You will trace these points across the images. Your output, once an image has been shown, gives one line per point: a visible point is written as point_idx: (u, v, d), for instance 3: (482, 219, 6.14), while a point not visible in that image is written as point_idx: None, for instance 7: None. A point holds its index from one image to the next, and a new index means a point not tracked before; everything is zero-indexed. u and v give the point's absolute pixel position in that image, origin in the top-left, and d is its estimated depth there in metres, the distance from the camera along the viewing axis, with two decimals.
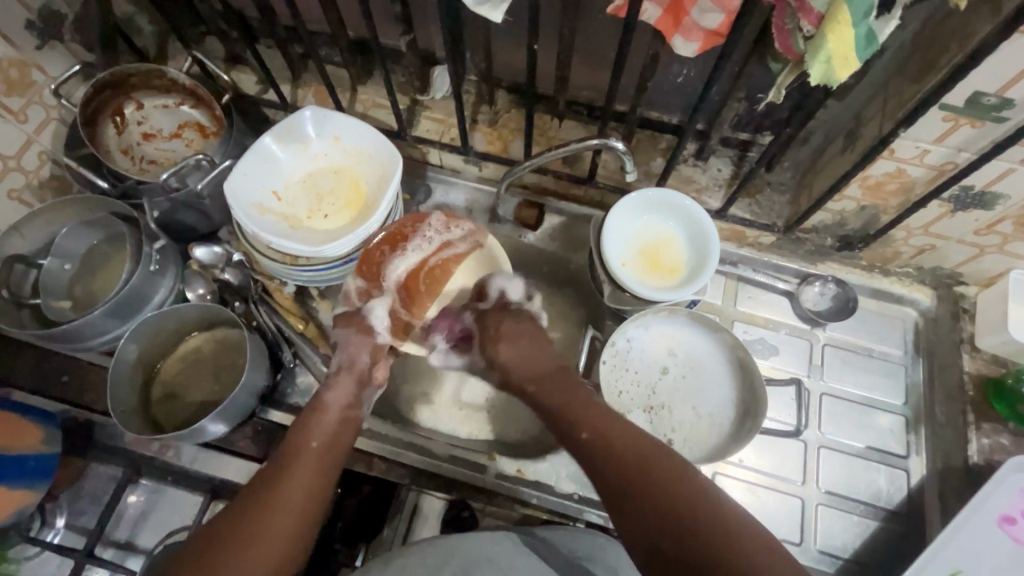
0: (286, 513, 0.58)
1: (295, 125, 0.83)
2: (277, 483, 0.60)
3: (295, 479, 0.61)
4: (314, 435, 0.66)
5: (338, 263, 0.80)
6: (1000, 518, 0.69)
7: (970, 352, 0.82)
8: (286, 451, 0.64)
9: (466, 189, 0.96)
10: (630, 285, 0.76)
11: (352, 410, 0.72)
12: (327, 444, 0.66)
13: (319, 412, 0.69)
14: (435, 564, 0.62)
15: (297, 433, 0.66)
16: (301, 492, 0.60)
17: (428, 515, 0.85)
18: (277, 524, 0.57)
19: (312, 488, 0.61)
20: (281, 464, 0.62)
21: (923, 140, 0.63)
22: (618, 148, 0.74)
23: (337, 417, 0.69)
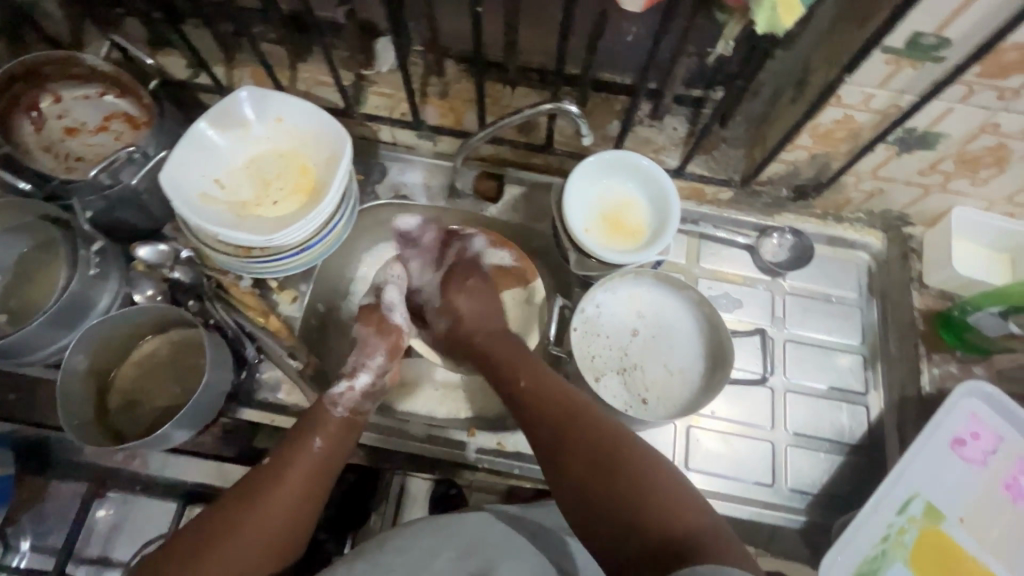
0: (271, 515, 0.62)
1: (233, 108, 0.78)
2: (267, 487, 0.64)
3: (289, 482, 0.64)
4: (315, 433, 0.69)
5: (294, 251, 0.79)
6: (951, 441, 0.74)
7: (919, 289, 0.87)
8: (285, 447, 0.68)
9: (422, 166, 0.94)
10: (593, 250, 0.75)
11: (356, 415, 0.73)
12: (329, 442, 0.69)
13: (326, 413, 0.71)
14: (432, 548, 0.62)
15: (301, 432, 0.69)
16: (299, 489, 0.65)
17: (416, 497, 0.81)
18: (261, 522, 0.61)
19: (301, 495, 0.65)
20: (278, 468, 0.65)
21: (867, 84, 0.64)
22: (572, 111, 0.73)
23: (341, 421, 0.71)
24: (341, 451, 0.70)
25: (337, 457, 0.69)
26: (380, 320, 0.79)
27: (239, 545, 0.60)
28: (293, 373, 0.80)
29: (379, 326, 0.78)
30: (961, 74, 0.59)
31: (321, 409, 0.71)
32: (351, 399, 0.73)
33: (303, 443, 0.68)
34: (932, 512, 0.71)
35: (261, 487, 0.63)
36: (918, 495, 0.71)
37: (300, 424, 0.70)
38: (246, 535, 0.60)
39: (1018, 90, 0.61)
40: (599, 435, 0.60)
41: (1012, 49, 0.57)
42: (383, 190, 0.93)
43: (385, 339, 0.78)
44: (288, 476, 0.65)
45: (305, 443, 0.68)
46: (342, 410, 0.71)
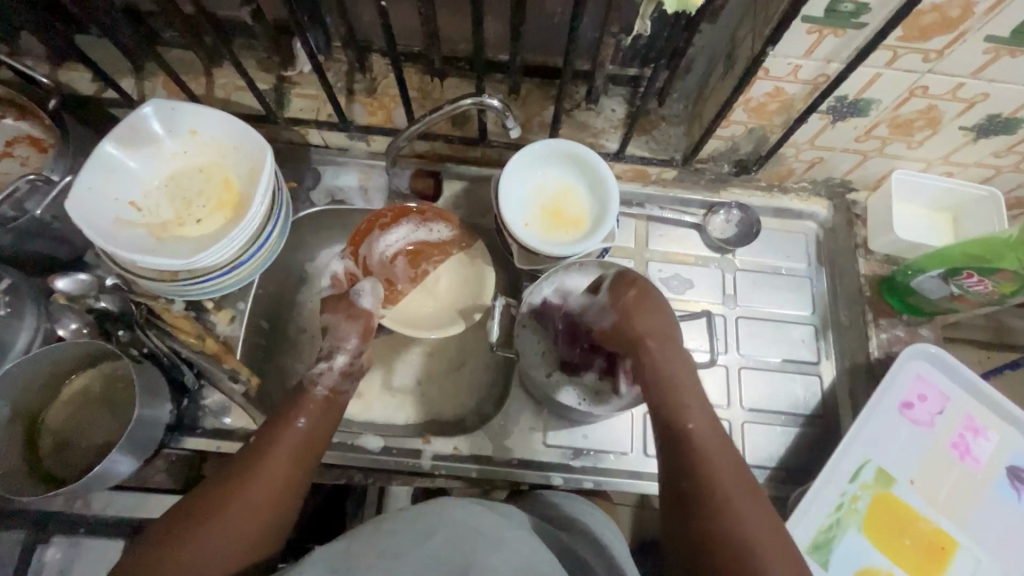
0: (257, 495, 0.59)
1: (140, 123, 0.73)
2: (250, 473, 0.60)
3: (272, 460, 0.62)
4: (299, 414, 0.66)
5: (224, 270, 0.75)
6: (899, 405, 0.74)
7: (864, 255, 0.87)
8: (268, 430, 0.65)
9: (357, 168, 0.90)
10: (534, 245, 0.73)
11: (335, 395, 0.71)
12: (314, 422, 0.67)
13: (308, 395, 0.69)
14: (417, 536, 0.53)
15: (282, 417, 0.66)
16: (283, 468, 0.62)
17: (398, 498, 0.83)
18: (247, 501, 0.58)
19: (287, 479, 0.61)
20: (260, 447, 0.63)
21: (793, 55, 0.63)
22: (493, 105, 0.70)
23: (322, 401, 0.69)
24: (324, 432, 0.67)
25: (320, 437, 0.66)
26: (350, 305, 0.77)
27: (229, 526, 0.56)
28: (238, 397, 0.77)
29: (346, 311, 0.76)
30: (883, 40, 0.58)
31: (303, 393, 0.68)
32: (331, 380, 0.71)
33: (285, 426, 0.65)
34: (883, 477, 0.72)
35: (242, 470, 0.60)
36: (870, 462, 0.72)
37: (282, 407, 0.67)
38: (235, 515, 0.57)
39: (941, 52, 0.60)
40: (740, 522, 0.53)
41: (930, 10, 0.55)
42: (318, 196, 0.90)
43: (357, 323, 0.76)
44: (270, 457, 0.62)
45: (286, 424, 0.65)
46: (321, 389, 0.70)
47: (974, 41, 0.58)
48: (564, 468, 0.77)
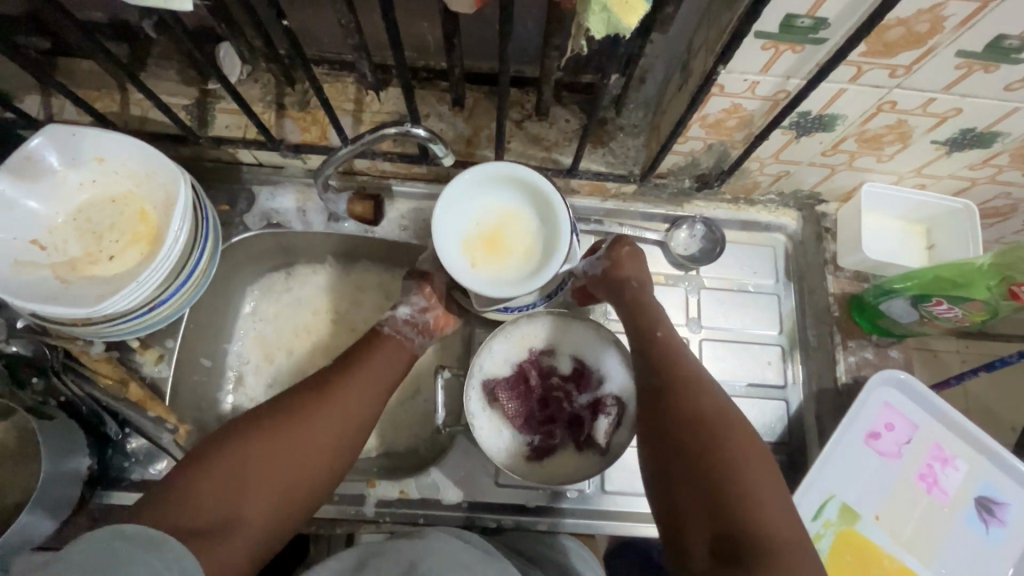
0: (317, 429, 0.60)
1: (34, 155, 0.66)
2: (316, 403, 0.61)
3: (340, 400, 0.63)
4: (377, 356, 0.68)
5: (143, 310, 0.69)
6: (865, 435, 0.71)
7: (834, 272, 0.82)
8: (343, 367, 0.66)
9: (293, 188, 0.83)
10: (490, 292, 0.67)
11: (405, 354, 0.71)
12: (385, 372, 0.67)
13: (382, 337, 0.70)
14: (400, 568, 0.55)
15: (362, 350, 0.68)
16: (348, 410, 0.62)
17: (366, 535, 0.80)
18: (304, 435, 0.59)
19: (353, 412, 0.63)
20: (332, 383, 0.64)
21: (749, 71, 0.57)
22: (418, 134, 0.66)
23: (394, 345, 0.70)
24: (388, 384, 0.67)
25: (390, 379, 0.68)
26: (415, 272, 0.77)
27: (285, 454, 0.57)
28: (166, 444, 0.74)
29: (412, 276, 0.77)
30: (844, 57, 0.52)
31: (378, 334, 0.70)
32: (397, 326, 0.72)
33: (365, 362, 0.67)
34: (847, 513, 0.69)
35: (308, 404, 0.61)
36: (834, 497, 0.69)
37: (362, 347, 0.69)
38: (293, 448, 0.58)
39: (910, 67, 0.54)
40: (753, 516, 0.52)
41: (895, 24, 0.50)
42: (252, 219, 0.83)
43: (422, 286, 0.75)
44: (343, 394, 0.63)
45: (364, 364, 0.67)
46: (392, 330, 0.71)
47: (943, 58, 0.52)
48: (517, 510, 0.74)
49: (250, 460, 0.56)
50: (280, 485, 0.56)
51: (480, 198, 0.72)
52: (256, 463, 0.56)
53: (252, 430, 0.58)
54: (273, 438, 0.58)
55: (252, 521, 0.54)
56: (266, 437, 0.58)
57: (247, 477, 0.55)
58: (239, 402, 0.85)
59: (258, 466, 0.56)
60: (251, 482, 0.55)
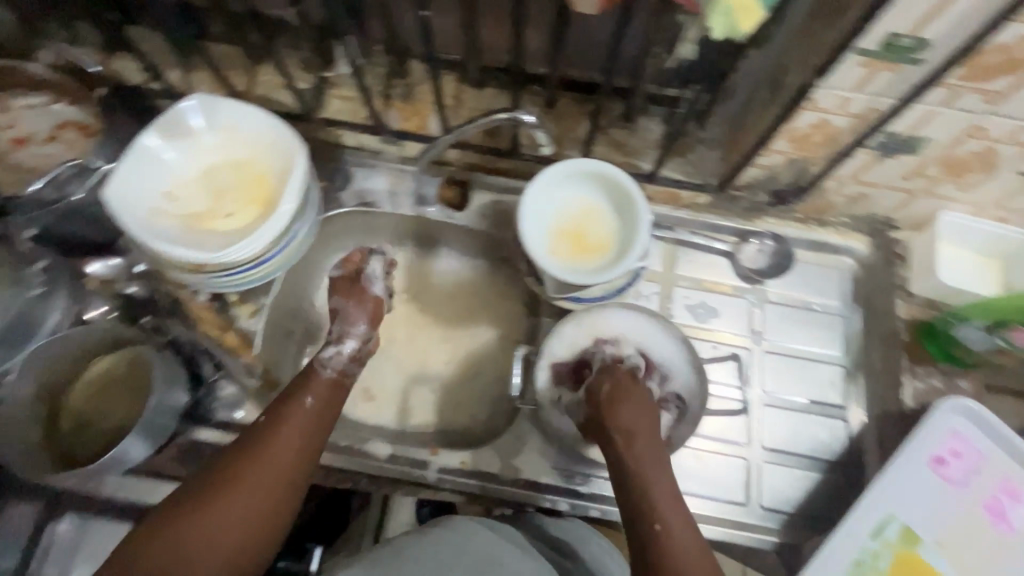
0: (258, 490, 0.57)
1: (178, 117, 0.75)
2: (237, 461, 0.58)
3: (269, 457, 0.59)
4: (307, 396, 0.65)
5: (250, 265, 0.75)
6: (930, 460, 0.70)
7: (904, 297, 0.83)
8: (274, 419, 0.63)
9: (386, 171, 0.90)
10: (571, 279, 0.70)
11: (331, 408, 0.66)
12: (319, 416, 0.65)
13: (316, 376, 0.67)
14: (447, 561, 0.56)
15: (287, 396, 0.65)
16: (280, 464, 0.59)
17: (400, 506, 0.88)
18: (240, 500, 0.56)
19: (300, 448, 0.61)
20: (246, 440, 0.60)
21: (843, 87, 0.60)
22: (525, 120, 0.74)
23: (330, 382, 0.67)
24: (322, 430, 0.64)
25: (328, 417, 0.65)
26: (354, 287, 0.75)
27: (226, 524, 0.54)
28: (252, 390, 0.80)
29: (344, 291, 0.75)
30: (940, 78, 0.55)
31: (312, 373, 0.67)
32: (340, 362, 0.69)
33: (293, 406, 0.64)
34: (908, 536, 0.68)
35: (224, 462, 0.58)
36: (894, 518, 0.69)
37: (292, 387, 0.66)
38: (231, 517, 0.55)
39: (1004, 94, 0.57)
40: None
41: (995, 50, 0.52)
42: (347, 197, 0.90)
43: (366, 309, 0.74)
44: (272, 448, 0.60)
45: (292, 413, 0.63)
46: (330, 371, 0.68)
47: None
48: (572, 493, 0.76)
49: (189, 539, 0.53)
50: (240, 540, 0.55)
51: (567, 190, 0.74)
52: (195, 541, 0.53)
53: (180, 507, 0.55)
54: (212, 510, 0.55)
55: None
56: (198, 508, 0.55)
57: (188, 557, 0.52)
58: (311, 366, 0.90)
59: (191, 543, 0.53)
60: (209, 551, 0.53)
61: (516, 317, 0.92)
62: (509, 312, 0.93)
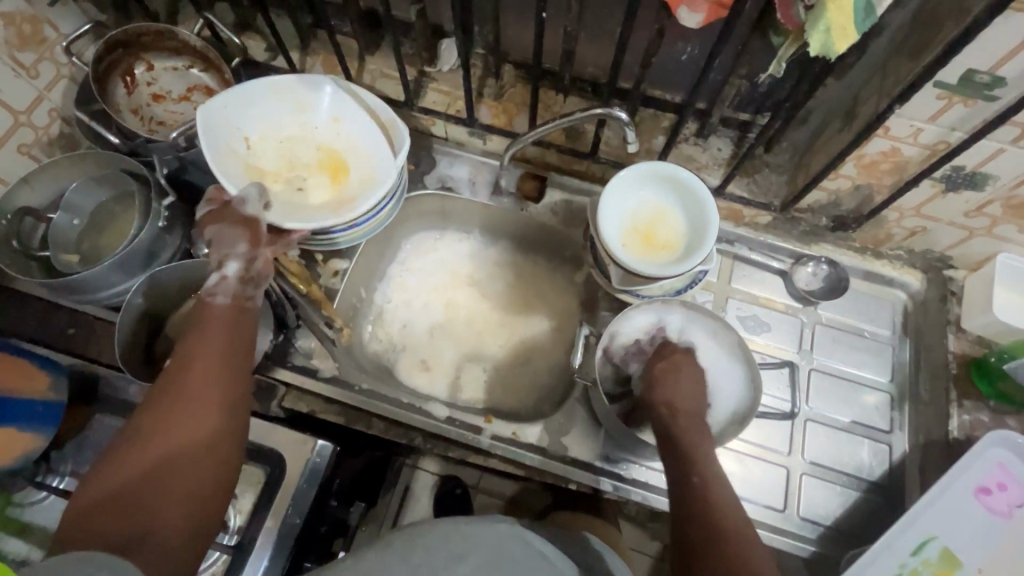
0: (200, 420, 0.55)
1: (308, 89, 0.83)
2: (175, 398, 0.55)
3: (204, 392, 0.56)
4: (209, 331, 0.61)
5: (342, 229, 0.81)
6: (976, 489, 0.71)
7: (955, 332, 0.85)
8: (178, 360, 0.58)
9: (470, 162, 0.97)
10: (635, 269, 0.75)
11: (243, 322, 0.64)
12: (231, 342, 0.61)
13: (208, 306, 0.63)
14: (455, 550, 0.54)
15: (190, 333, 0.61)
16: (218, 391, 0.57)
17: (420, 494, 1.02)
18: (193, 431, 0.54)
19: (230, 380, 0.59)
20: (179, 377, 0.57)
21: (917, 118, 0.65)
22: (621, 117, 0.76)
23: (228, 310, 0.64)
24: (241, 358, 0.61)
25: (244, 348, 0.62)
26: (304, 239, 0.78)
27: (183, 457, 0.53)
28: (328, 341, 0.86)
29: (230, 219, 0.69)
30: (1013, 116, 0.60)
31: (202, 304, 0.63)
32: (230, 287, 0.65)
33: (196, 346, 0.59)
34: (948, 558, 0.70)
35: (162, 403, 0.55)
36: (935, 539, 0.70)
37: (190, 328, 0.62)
38: (189, 449, 0.53)
39: None
40: None
41: None
42: (430, 180, 0.97)
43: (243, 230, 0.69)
44: (198, 385, 0.56)
45: (199, 349, 0.59)
46: (221, 297, 0.64)
47: None
48: (616, 476, 0.80)
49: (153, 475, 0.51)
50: (207, 474, 0.54)
51: (643, 191, 0.81)
52: (162, 481, 0.51)
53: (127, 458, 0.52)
54: (166, 449, 0.53)
55: (174, 537, 0.50)
56: (151, 450, 0.52)
57: (157, 499, 0.51)
58: (374, 333, 0.95)
59: (158, 482, 0.51)
60: (173, 485, 0.52)
61: (571, 310, 0.97)
62: (565, 305, 0.97)
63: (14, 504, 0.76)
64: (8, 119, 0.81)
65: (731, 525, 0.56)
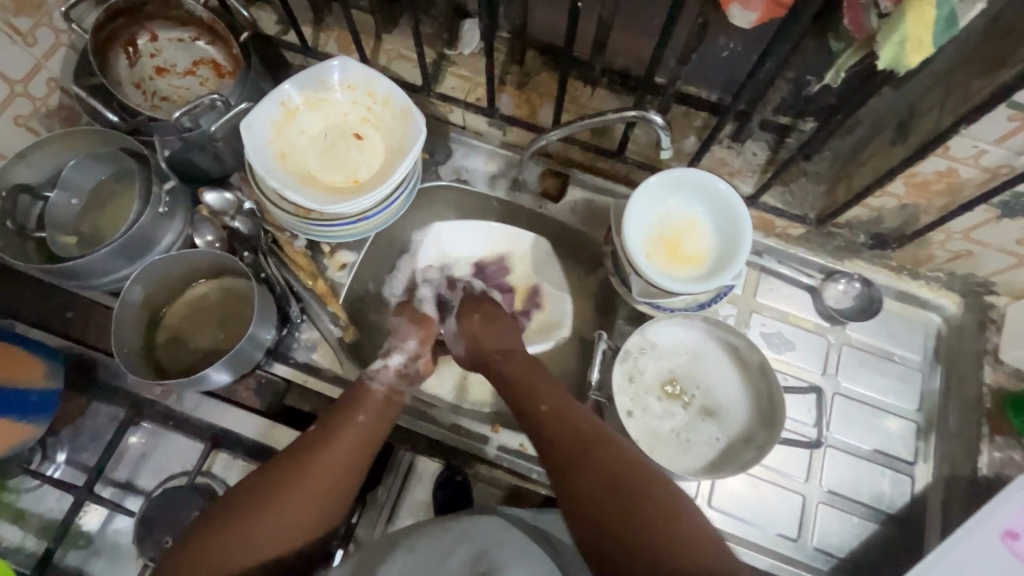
0: (318, 480, 0.61)
1: (320, 73, 0.79)
2: (312, 455, 0.63)
3: (329, 455, 0.63)
4: (361, 410, 0.68)
5: (351, 220, 0.78)
6: (1002, 532, 0.67)
7: (993, 363, 0.79)
8: (330, 418, 0.67)
9: (487, 153, 0.91)
10: (661, 282, 0.71)
11: (394, 400, 0.72)
12: (372, 421, 0.68)
13: (368, 390, 0.71)
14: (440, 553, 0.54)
15: (345, 407, 0.68)
16: (342, 462, 0.63)
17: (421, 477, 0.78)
18: (307, 491, 0.60)
19: (352, 459, 0.64)
20: (319, 442, 0.64)
21: (982, 139, 0.60)
22: (655, 120, 0.70)
23: (382, 399, 0.71)
24: (378, 435, 0.68)
25: (381, 435, 0.68)
26: (416, 313, 0.82)
27: (288, 513, 0.59)
28: (332, 340, 0.81)
29: (409, 314, 0.82)
30: None
31: (362, 386, 0.71)
32: (387, 378, 0.73)
33: (348, 416, 0.67)
34: None
35: (305, 455, 0.63)
36: None
37: (347, 398, 0.70)
38: (296, 504, 0.60)
39: None
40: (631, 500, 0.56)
41: None
42: (445, 171, 0.91)
43: (418, 329, 0.80)
44: (326, 456, 0.63)
45: (348, 419, 0.67)
46: (378, 384, 0.72)
47: None
48: None
49: (259, 521, 0.58)
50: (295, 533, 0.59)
51: (672, 199, 0.76)
52: (261, 528, 0.58)
53: (252, 496, 0.60)
54: (280, 500, 0.59)
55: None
56: (272, 495, 0.60)
57: (254, 537, 0.57)
58: None
59: (265, 525, 0.58)
60: (262, 536, 0.57)
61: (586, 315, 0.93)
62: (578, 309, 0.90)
63: (9, 491, 0.75)
64: (4, 89, 0.77)
65: (592, 469, 0.59)
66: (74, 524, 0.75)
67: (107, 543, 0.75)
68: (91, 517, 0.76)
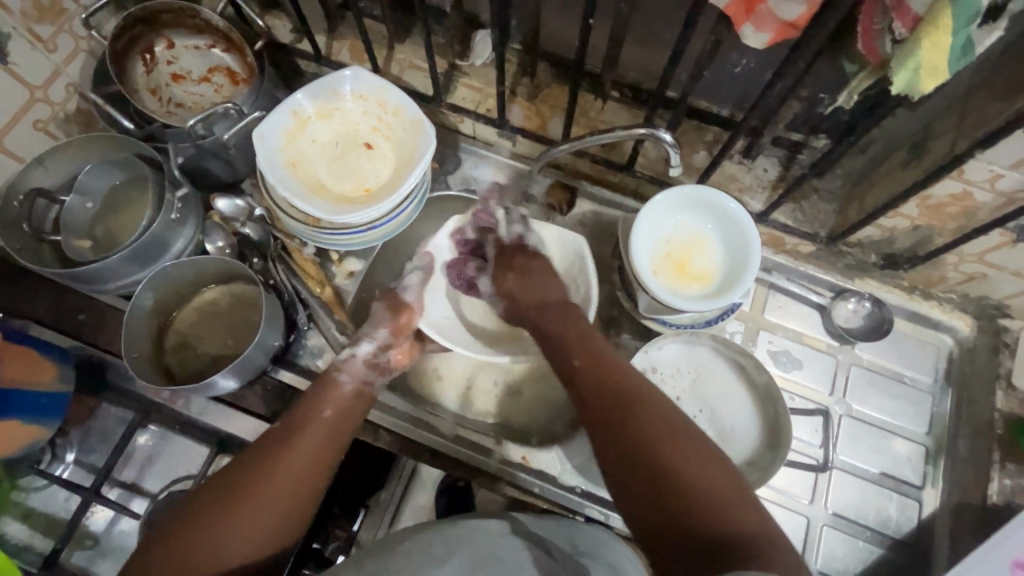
0: (285, 477, 0.57)
1: (332, 83, 0.80)
2: (277, 452, 0.58)
3: (299, 452, 0.59)
4: (327, 404, 0.64)
5: (360, 230, 0.78)
6: (1012, 564, 0.65)
7: (1005, 388, 0.77)
8: (296, 413, 0.63)
9: (495, 164, 0.92)
10: (669, 300, 0.70)
11: (363, 393, 0.68)
12: (340, 415, 0.64)
13: (335, 383, 0.67)
14: (437, 554, 0.52)
15: (310, 399, 0.64)
16: (309, 458, 0.59)
17: (425, 483, 0.83)
18: (274, 490, 0.56)
19: (319, 457, 0.60)
20: (286, 438, 0.60)
21: (998, 163, 0.59)
22: (665, 138, 0.70)
23: (350, 391, 0.67)
24: (345, 430, 0.64)
25: (348, 429, 0.64)
26: (396, 299, 0.78)
27: (253, 514, 0.54)
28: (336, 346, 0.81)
29: (388, 302, 0.77)
30: None
31: (329, 378, 0.67)
32: (356, 368, 0.69)
33: (314, 410, 0.63)
34: None
35: (270, 452, 0.58)
36: None
37: (309, 393, 0.65)
38: (262, 504, 0.55)
39: None
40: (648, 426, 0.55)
41: None
42: (454, 181, 0.92)
43: (394, 316, 0.76)
44: (293, 451, 0.59)
45: (315, 415, 0.63)
46: (347, 376, 0.68)
47: None
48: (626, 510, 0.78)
49: (223, 525, 0.53)
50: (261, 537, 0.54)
51: (681, 215, 0.76)
52: (223, 534, 0.52)
53: (215, 498, 0.55)
54: (242, 500, 0.54)
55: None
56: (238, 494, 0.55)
57: (220, 540, 0.52)
58: None
59: (227, 530, 0.53)
60: (224, 541, 0.52)
61: None
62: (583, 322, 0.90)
63: (20, 490, 0.77)
64: (23, 93, 0.78)
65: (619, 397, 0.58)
66: (82, 524, 0.76)
67: (112, 545, 0.76)
68: (98, 518, 0.77)
